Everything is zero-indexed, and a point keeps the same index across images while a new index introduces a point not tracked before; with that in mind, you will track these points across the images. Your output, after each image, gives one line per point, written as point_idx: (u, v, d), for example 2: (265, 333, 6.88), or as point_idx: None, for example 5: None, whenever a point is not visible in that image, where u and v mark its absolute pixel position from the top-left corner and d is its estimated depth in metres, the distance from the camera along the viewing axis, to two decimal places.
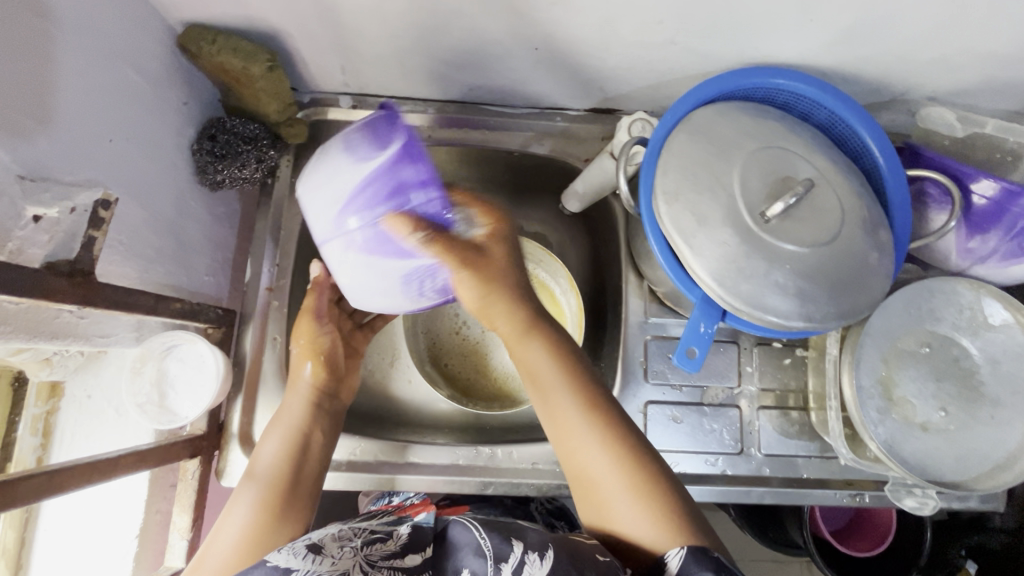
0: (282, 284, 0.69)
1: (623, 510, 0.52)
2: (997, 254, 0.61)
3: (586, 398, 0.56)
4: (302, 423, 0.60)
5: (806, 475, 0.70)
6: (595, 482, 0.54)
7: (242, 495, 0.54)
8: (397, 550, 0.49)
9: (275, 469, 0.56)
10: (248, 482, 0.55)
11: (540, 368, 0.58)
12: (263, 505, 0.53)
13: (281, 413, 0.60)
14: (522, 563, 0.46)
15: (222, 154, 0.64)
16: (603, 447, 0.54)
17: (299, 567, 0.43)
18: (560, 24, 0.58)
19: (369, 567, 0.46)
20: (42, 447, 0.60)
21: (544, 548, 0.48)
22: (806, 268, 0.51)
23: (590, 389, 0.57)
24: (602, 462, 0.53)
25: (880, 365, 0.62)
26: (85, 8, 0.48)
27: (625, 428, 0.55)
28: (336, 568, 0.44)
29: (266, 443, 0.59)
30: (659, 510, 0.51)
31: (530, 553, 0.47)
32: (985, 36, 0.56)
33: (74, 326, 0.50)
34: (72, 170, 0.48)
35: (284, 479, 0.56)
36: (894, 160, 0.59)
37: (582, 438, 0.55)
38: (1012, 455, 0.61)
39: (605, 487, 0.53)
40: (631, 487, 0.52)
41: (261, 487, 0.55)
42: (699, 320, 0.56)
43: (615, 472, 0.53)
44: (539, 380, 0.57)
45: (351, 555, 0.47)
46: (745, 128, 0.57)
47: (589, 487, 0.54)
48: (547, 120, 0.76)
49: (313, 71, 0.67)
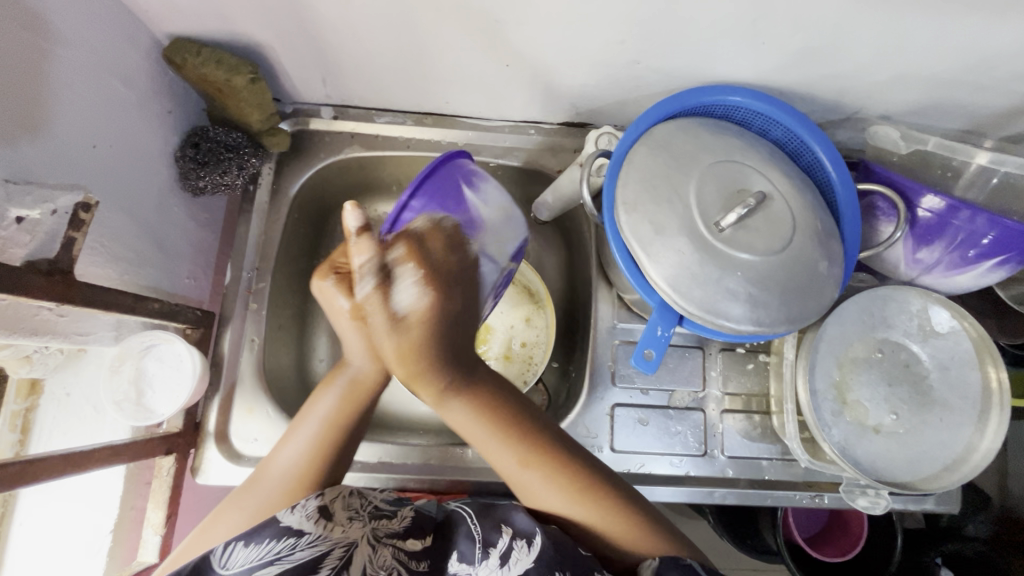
0: (261, 287, 0.71)
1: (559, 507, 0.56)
2: (941, 264, 0.65)
3: (500, 420, 0.56)
4: (334, 417, 0.56)
5: (769, 477, 0.72)
6: (534, 490, 0.56)
7: (250, 497, 0.52)
8: (401, 530, 0.52)
9: (302, 466, 0.54)
10: (264, 479, 0.53)
11: (445, 400, 0.56)
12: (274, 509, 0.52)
13: (321, 394, 0.57)
14: (510, 548, 0.51)
15: (205, 161, 0.67)
16: (537, 474, 0.56)
17: (311, 532, 0.47)
18: (529, 43, 0.61)
19: (375, 542, 0.49)
20: (19, 443, 0.61)
21: (533, 535, 0.51)
22: (757, 275, 0.54)
23: (508, 423, 0.56)
24: (539, 483, 0.56)
25: (835, 369, 0.65)
26: (72, 22, 0.50)
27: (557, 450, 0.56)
28: (345, 537, 0.48)
29: (289, 437, 0.55)
30: (591, 506, 0.55)
31: (517, 539, 0.51)
32: (927, 60, 0.59)
33: (53, 324, 0.52)
34: (55, 175, 0.50)
35: (310, 472, 0.54)
36: (845, 174, 0.62)
37: (509, 461, 0.56)
38: (960, 457, 0.63)
39: (543, 501, 0.56)
40: (565, 492, 0.55)
41: (279, 486, 0.53)
42: (657, 323, 0.59)
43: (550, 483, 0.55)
44: (467, 431, 0.57)
45: (360, 526, 0.50)
46: (703, 142, 0.60)
47: (528, 492, 0.57)
48: (521, 133, 0.79)
49: (295, 84, 0.70)
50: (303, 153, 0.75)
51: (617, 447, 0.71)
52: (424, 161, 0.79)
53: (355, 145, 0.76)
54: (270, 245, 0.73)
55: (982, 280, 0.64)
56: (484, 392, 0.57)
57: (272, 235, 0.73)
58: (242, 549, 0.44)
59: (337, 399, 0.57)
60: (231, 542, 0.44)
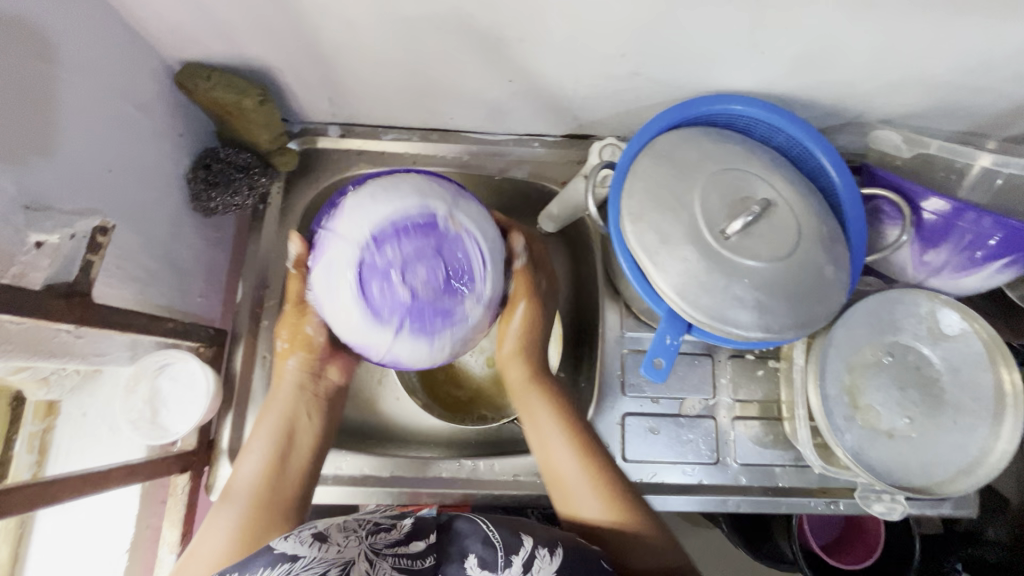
0: (272, 304, 0.72)
1: (582, 497, 0.61)
2: (948, 266, 0.65)
3: (564, 412, 0.65)
4: (275, 436, 0.60)
5: (783, 484, 0.71)
6: (563, 475, 0.62)
7: (221, 516, 0.55)
8: (402, 538, 0.50)
9: (260, 479, 0.58)
10: (227, 501, 0.56)
11: (538, 418, 0.65)
12: (247, 521, 0.55)
13: (266, 416, 0.61)
14: (533, 556, 0.50)
15: (216, 182, 0.68)
16: (574, 458, 0.62)
17: (305, 555, 0.46)
18: (531, 58, 0.62)
19: (373, 555, 0.48)
20: (36, 466, 0.59)
21: (554, 546, 0.51)
22: (764, 281, 0.54)
23: (570, 416, 0.65)
24: (564, 453, 0.62)
25: (845, 374, 0.65)
26: (86, 52, 0.52)
27: (587, 437, 0.64)
28: (340, 557, 0.47)
29: (246, 454, 0.59)
30: (609, 491, 0.61)
31: (540, 548, 0.51)
32: (926, 65, 0.60)
33: (71, 345, 0.53)
34: (72, 200, 0.51)
35: (267, 488, 0.57)
36: (849, 179, 0.63)
37: (546, 428, 0.64)
38: (976, 460, 0.63)
39: (571, 488, 0.61)
40: (591, 482, 0.61)
41: (245, 502, 0.56)
42: (666, 332, 0.59)
43: (581, 464, 0.62)
44: (531, 410, 0.66)
45: (355, 543, 0.49)
46: (706, 151, 0.60)
47: (560, 486, 0.62)
48: (526, 146, 0.80)
49: (302, 104, 0.72)
50: (311, 171, 0.77)
51: (628, 456, 0.71)
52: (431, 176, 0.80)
53: (362, 162, 0.78)
54: (280, 263, 0.74)
55: (991, 281, 0.64)
56: (561, 393, 0.67)
57: (282, 253, 0.74)
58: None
59: (271, 424, 0.61)
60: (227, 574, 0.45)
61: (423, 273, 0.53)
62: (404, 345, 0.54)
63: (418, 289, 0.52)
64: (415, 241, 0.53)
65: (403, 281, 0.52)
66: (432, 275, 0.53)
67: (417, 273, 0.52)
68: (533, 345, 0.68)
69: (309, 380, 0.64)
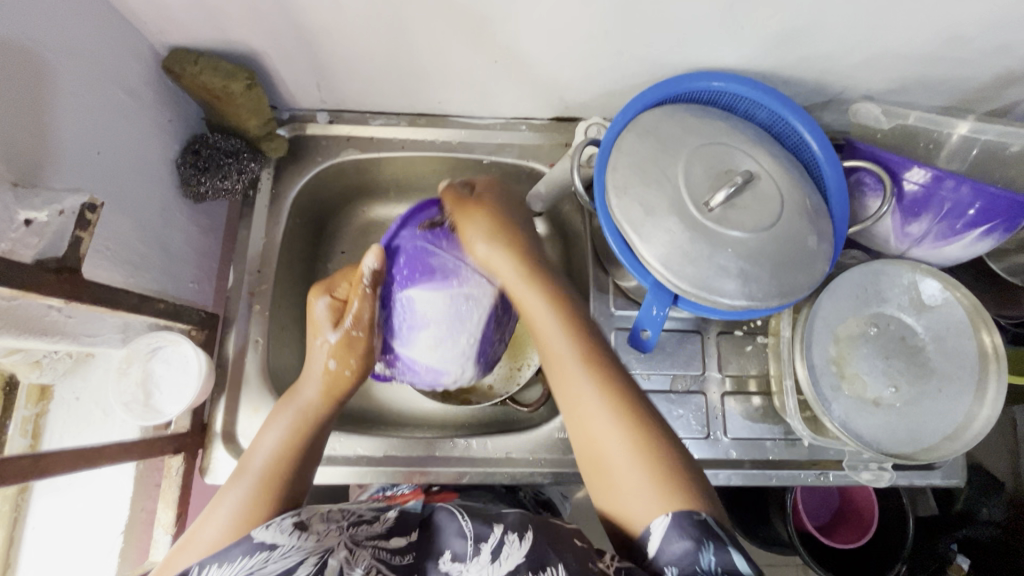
0: (264, 289, 0.72)
1: (629, 490, 0.50)
2: (930, 236, 0.66)
3: (596, 361, 0.56)
4: (297, 422, 0.58)
5: (773, 457, 0.72)
6: (591, 427, 0.54)
7: (232, 492, 0.52)
8: (383, 531, 0.51)
9: (271, 463, 0.55)
10: (241, 477, 0.54)
11: (577, 374, 0.56)
12: (253, 499, 0.52)
13: (284, 406, 0.59)
14: (502, 542, 0.48)
15: (205, 167, 0.69)
16: (612, 421, 0.53)
17: (284, 544, 0.46)
18: (515, 38, 0.63)
19: (354, 545, 0.48)
20: (31, 449, 0.62)
21: (524, 530, 0.49)
22: (748, 250, 0.55)
23: (613, 374, 0.56)
24: (604, 417, 0.53)
25: (831, 345, 0.66)
26: (74, 33, 0.52)
27: (640, 407, 0.54)
28: (320, 544, 0.46)
29: (266, 433, 0.58)
30: (662, 481, 0.49)
31: (510, 533, 0.49)
32: (903, 38, 0.61)
33: (62, 324, 0.53)
34: (58, 179, 0.52)
35: (278, 474, 0.54)
36: (830, 151, 0.63)
37: (582, 384, 0.55)
38: (961, 426, 0.64)
39: (607, 455, 0.52)
40: (631, 449, 0.51)
41: (256, 481, 0.53)
42: (652, 304, 0.60)
43: (620, 438, 0.52)
44: (561, 360, 0.57)
45: (336, 534, 0.49)
46: (689, 126, 0.61)
47: (597, 462, 0.53)
48: (513, 129, 0.81)
49: (290, 89, 0.72)
50: (301, 158, 0.77)
51: None
52: (420, 161, 0.80)
53: (351, 148, 0.78)
54: (272, 248, 0.74)
55: (972, 250, 0.66)
56: (577, 314, 0.60)
57: (272, 239, 0.75)
58: (216, 569, 0.44)
59: (286, 425, 0.58)
60: (204, 564, 0.44)
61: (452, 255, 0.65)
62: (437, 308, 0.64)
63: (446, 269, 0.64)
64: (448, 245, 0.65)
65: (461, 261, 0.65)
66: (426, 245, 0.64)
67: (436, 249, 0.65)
68: (530, 267, 0.62)
69: (337, 391, 0.61)
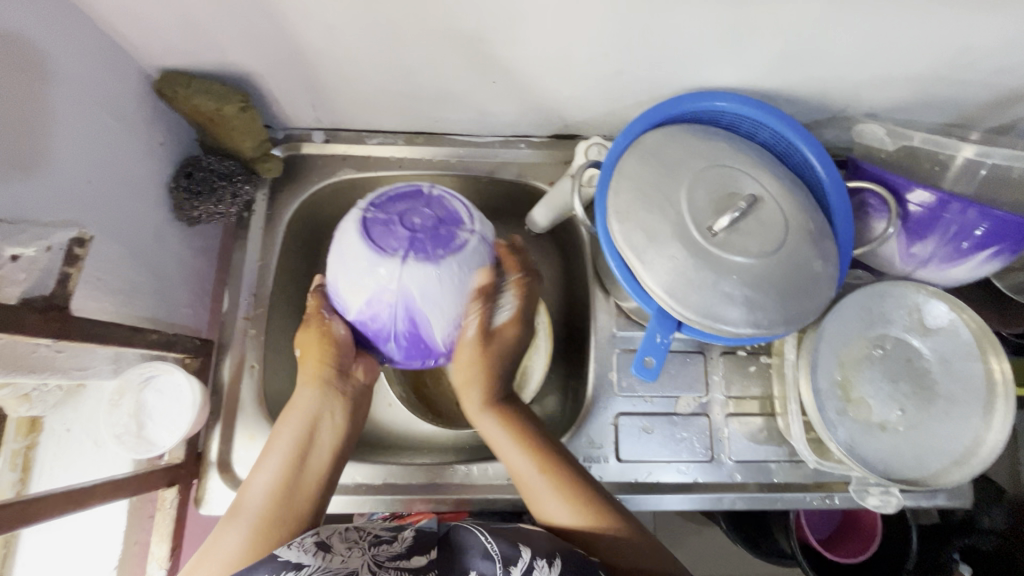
0: (259, 312, 0.71)
1: (548, 502, 0.57)
2: (936, 258, 0.65)
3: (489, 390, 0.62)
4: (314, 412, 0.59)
5: (779, 480, 0.71)
6: (517, 472, 0.60)
7: (228, 536, 0.52)
8: (403, 551, 0.49)
9: (270, 499, 0.54)
10: (236, 517, 0.53)
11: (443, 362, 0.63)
12: (257, 538, 0.52)
13: (288, 414, 0.59)
14: (533, 568, 0.46)
15: (199, 191, 0.67)
16: (528, 459, 0.59)
17: (310, 564, 0.45)
18: (513, 59, 0.62)
19: (376, 567, 0.46)
20: (19, 484, 0.58)
21: (554, 556, 0.48)
22: (753, 277, 0.54)
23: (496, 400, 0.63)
24: (517, 452, 0.60)
25: (837, 368, 0.65)
26: (62, 60, 0.51)
27: (547, 441, 0.61)
28: (345, 567, 0.45)
29: (260, 466, 0.56)
30: (575, 498, 0.57)
31: (540, 558, 0.47)
32: (907, 59, 0.60)
33: (51, 359, 0.52)
34: (52, 211, 0.50)
35: (282, 504, 0.54)
36: (834, 172, 0.63)
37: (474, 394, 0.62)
38: (969, 450, 0.63)
39: (534, 489, 0.58)
40: (555, 485, 0.58)
41: (255, 521, 0.53)
42: (656, 330, 0.59)
43: (541, 468, 0.59)
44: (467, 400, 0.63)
45: (359, 555, 0.47)
46: (692, 149, 0.60)
47: (524, 490, 0.59)
48: (513, 147, 0.80)
49: (285, 109, 0.71)
50: (296, 177, 0.76)
51: (623, 456, 0.70)
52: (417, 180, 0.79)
53: (347, 167, 0.77)
54: (267, 270, 0.73)
55: (978, 271, 0.65)
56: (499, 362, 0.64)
57: (268, 261, 0.73)
58: None
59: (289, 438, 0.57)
60: None
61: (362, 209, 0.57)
62: (412, 274, 0.54)
63: (416, 223, 0.56)
64: (407, 202, 0.58)
65: (402, 223, 0.56)
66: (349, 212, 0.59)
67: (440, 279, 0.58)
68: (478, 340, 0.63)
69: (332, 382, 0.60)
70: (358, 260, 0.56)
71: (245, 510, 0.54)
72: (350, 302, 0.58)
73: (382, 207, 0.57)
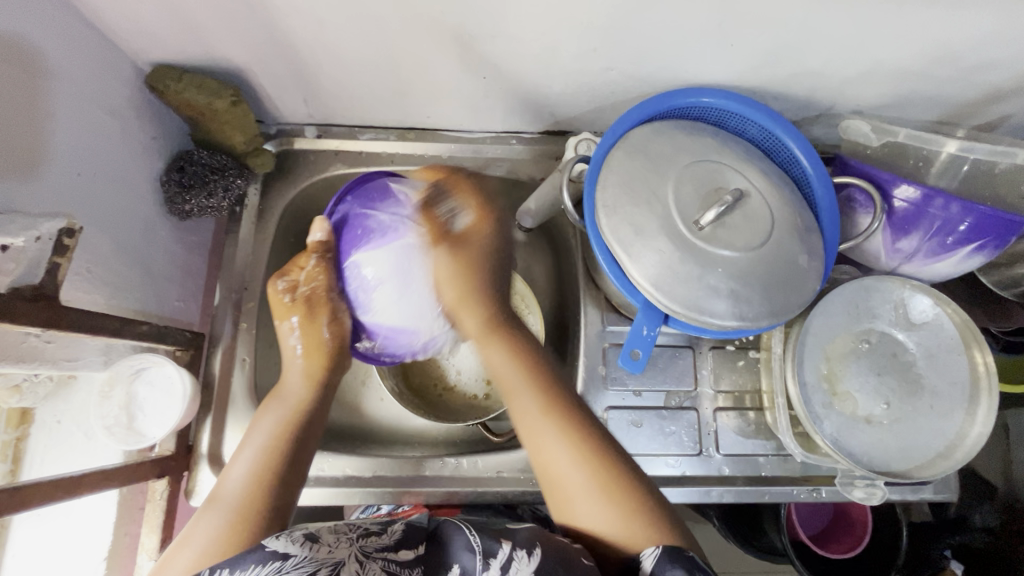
0: (251, 306, 0.72)
1: (584, 503, 0.54)
2: (921, 252, 0.65)
3: (534, 378, 0.60)
4: (300, 407, 0.60)
5: (766, 473, 0.72)
6: (552, 464, 0.56)
7: (203, 524, 0.51)
8: (391, 544, 0.48)
9: (246, 488, 0.54)
10: (212, 506, 0.53)
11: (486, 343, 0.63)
12: (230, 527, 0.51)
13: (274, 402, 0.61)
14: (510, 559, 0.47)
15: (191, 185, 0.67)
16: (571, 454, 0.55)
17: (297, 554, 0.45)
18: (502, 55, 0.62)
19: (364, 557, 0.46)
20: (11, 474, 0.60)
21: (533, 546, 0.48)
22: (738, 270, 0.55)
23: (546, 385, 0.60)
24: (558, 444, 0.56)
25: (823, 362, 0.66)
26: (52, 53, 0.51)
27: (588, 434, 0.57)
28: (331, 558, 0.46)
29: (237, 456, 0.56)
30: (621, 501, 0.53)
31: (519, 549, 0.48)
32: (891, 56, 0.61)
33: (41, 350, 0.52)
34: (39, 203, 0.51)
35: (258, 495, 0.53)
36: (820, 168, 0.63)
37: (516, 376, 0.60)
38: (953, 442, 0.64)
39: (567, 483, 0.55)
40: (594, 483, 0.54)
41: (229, 508, 0.52)
42: (642, 323, 0.59)
43: (578, 464, 0.55)
44: (510, 387, 0.60)
45: (347, 546, 0.48)
46: (679, 144, 0.61)
47: (556, 486, 0.56)
48: (504, 143, 0.80)
49: (277, 104, 0.71)
50: (288, 172, 0.77)
51: None
52: None
53: (339, 162, 0.78)
54: (259, 264, 0.73)
55: (963, 266, 0.66)
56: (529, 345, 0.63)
57: (260, 256, 0.74)
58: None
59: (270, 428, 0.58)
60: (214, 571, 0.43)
61: (389, 212, 0.62)
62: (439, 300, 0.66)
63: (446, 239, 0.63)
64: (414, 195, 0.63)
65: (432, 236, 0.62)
66: (361, 207, 0.63)
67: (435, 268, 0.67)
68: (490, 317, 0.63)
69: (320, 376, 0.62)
70: (405, 271, 0.61)
71: (222, 498, 0.54)
72: (377, 313, 0.63)
73: (417, 216, 0.62)
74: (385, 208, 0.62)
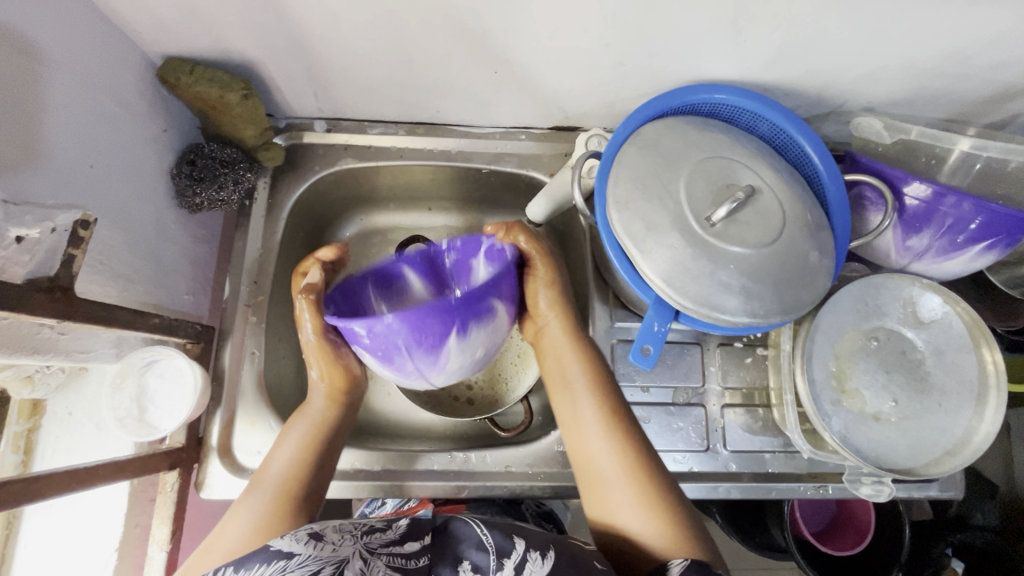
0: (260, 300, 0.72)
1: (621, 501, 0.55)
2: (931, 250, 0.66)
3: (596, 380, 0.62)
4: (327, 417, 0.63)
5: (772, 470, 0.72)
6: (593, 456, 0.58)
7: (248, 505, 0.54)
8: (396, 538, 0.49)
9: (290, 474, 0.58)
10: (255, 490, 0.56)
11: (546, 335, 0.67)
12: (273, 511, 0.54)
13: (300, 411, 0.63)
14: (524, 561, 0.47)
15: (201, 178, 0.67)
16: (611, 449, 0.58)
17: (300, 553, 0.45)
18: (514, 50, 0.62)
19: (367, 554, 0.46)
20: (22, 466, 0.60)
21: (546, 549, 0.48)
22: (749, 267, 0.55)
23: (603, 384, 0.62)
24: (598, 435, 0.59)
25: (831, 359, 0.66)
26: (66, 45, 0.51)
27: (631, 433, 0.59)
28: (335, 556, 0.45)
29: (278, 447, 0.60)
30: (653, 501, 0.54)
31: (531, 551, 0.48)
32: (904, 54, 0.61)
33: (54, 342, 0.53)
34: (53, 194, 0.51)
35: (297, 483, 0.57)
36: (831, 165, 0.63)
37: (565, 356, 0.65)
38: (962, 440, 0.64)
39: (606, 477, 0.57)
40: (629, 481, 0.55)
41: (271, 493, 0.55)
42: (653, 319, 0.60)
43: (616, 457, 0.57)
44: (567, 380, 0.64)
45: (351, 543, 0.47)
46: (691, 140, 0.61)
47: (596, 478, 0.58)
48: (513, 139, 0.80)
49: (288, 98, 0.71)
50: (297, 166, 0.77)
51: None
52: (418, 170, 0.80)
53: (348, 157, 0.78)
54: (268, 258, 0.73)
55: (973, 265, 0.66)
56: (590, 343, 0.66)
57: (269, 249, 0.74)
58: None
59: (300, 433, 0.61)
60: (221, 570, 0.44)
61: (416, 360, 0.57)
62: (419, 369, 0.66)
63: None
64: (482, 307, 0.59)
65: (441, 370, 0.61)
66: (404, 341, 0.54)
67: (479, 266, 0.66)
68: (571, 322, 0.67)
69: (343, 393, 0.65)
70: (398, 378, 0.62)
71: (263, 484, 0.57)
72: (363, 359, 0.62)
73: (440, 367, 0.58)
74: (418, 355, 0.56)
